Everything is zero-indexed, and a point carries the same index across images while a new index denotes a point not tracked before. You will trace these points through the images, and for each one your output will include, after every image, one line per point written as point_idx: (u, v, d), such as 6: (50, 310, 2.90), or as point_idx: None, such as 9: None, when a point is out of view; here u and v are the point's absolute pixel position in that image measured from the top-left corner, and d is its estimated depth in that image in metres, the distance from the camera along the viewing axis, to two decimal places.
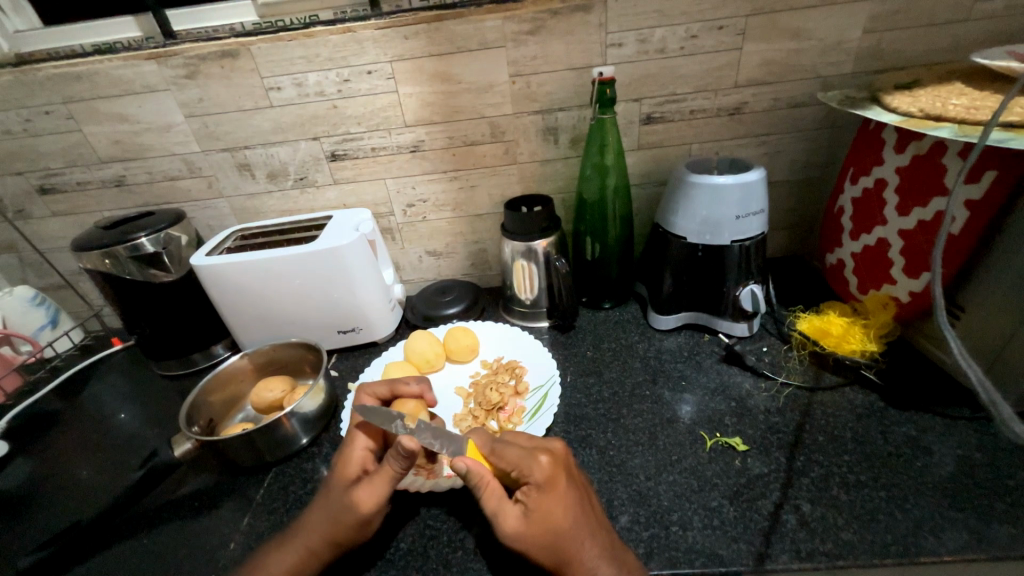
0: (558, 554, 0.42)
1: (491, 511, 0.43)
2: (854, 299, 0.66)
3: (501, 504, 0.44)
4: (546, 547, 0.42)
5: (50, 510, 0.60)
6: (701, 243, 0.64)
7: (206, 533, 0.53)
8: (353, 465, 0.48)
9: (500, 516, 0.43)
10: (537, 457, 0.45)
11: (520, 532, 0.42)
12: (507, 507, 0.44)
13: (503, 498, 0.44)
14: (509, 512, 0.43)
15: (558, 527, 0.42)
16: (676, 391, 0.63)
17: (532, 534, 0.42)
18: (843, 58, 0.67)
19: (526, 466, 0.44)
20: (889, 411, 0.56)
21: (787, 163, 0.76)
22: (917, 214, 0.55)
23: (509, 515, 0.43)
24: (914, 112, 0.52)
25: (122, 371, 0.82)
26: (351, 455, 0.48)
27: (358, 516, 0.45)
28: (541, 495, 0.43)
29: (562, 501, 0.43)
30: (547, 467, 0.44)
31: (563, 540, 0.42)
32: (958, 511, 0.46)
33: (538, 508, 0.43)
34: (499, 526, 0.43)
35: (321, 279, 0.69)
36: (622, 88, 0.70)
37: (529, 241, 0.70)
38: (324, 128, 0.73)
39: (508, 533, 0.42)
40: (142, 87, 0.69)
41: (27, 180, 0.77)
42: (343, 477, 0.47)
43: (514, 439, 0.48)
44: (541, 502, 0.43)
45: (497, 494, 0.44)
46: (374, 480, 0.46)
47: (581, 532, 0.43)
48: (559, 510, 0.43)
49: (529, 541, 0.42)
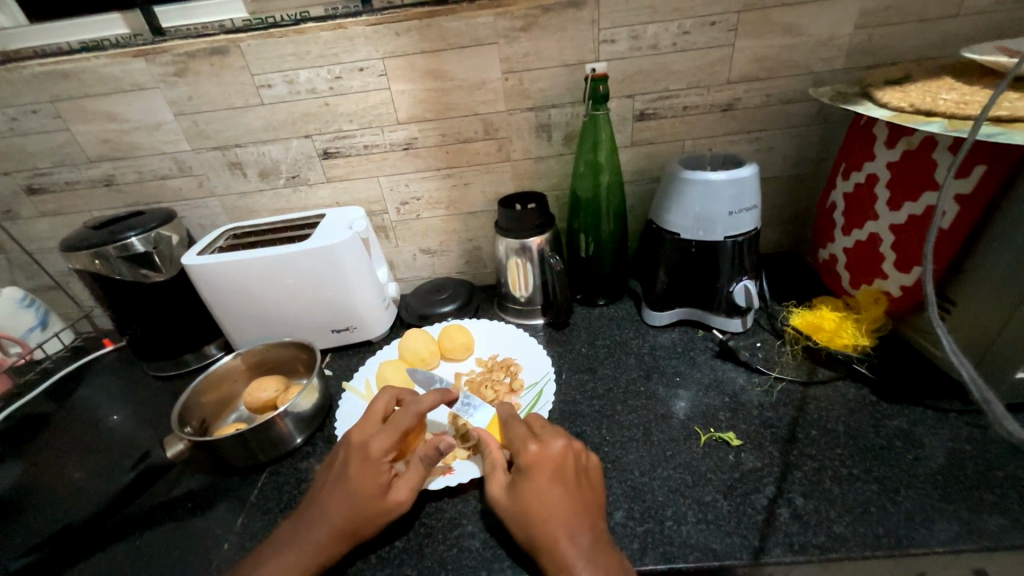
0: (531, 534, 0.43)
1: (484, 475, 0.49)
2: (847, 294, 0.66)
3: (492, 472, 0.49)
4: (520, 523, 0.44)
5: (40, 513, 0.60)
6: (694, 239, 0.64)
7: (199, 534, 0.53)
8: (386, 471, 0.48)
9: (489, 481, 0.48)
10: (531, 442, 0.49)
11: (501, 501, 0.46)
12: (496, 476, 0.48)
13: (497, 469, 0.49)
14: (496, 480, 0.48)
15: (534, 508, 0.44)
16: (671, 387, 0.63)
17: (510, 506, 0.45)
18: (835, 54, 0.67)
19: (520, 445, 0.49)
20: (881, 404, 0.57)
21: (779, 159, 0.77)
22: (908, 209, 0.55)
23: (497, 483, 0.48)
24: (905, 107, 0.52)
25: (114, 372, 0.81)
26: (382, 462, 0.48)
27: (393, 513, 0.47)
28: (525, 474, 0.46)
29: (545, 485, 0.45)
30: (536, 450, 0.48)
31: (536, 522, 0.44)
32: (948, 502, 0.46)
33: (518, 483, 0.46)
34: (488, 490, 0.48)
35: (314, 279, 0.69)
36: (615, 85, 0.70)
37: (523, 238, 0.70)
38: (316, 126, 0.72)
39: (491, 497, 0.47)
40: (130, 85, 0.68)
41: (14, 180, 0.76)
42: (377, 481, 0.47)
43: (528, 423, 0.53)
44: (524, 479, 0.46)
45: (494, 464, 0.49)
46: (410, 478, 0.49)
47: (560, 524, 0.43)
48: (540, 492, 0.45)
49: (505, 511, 0.46)
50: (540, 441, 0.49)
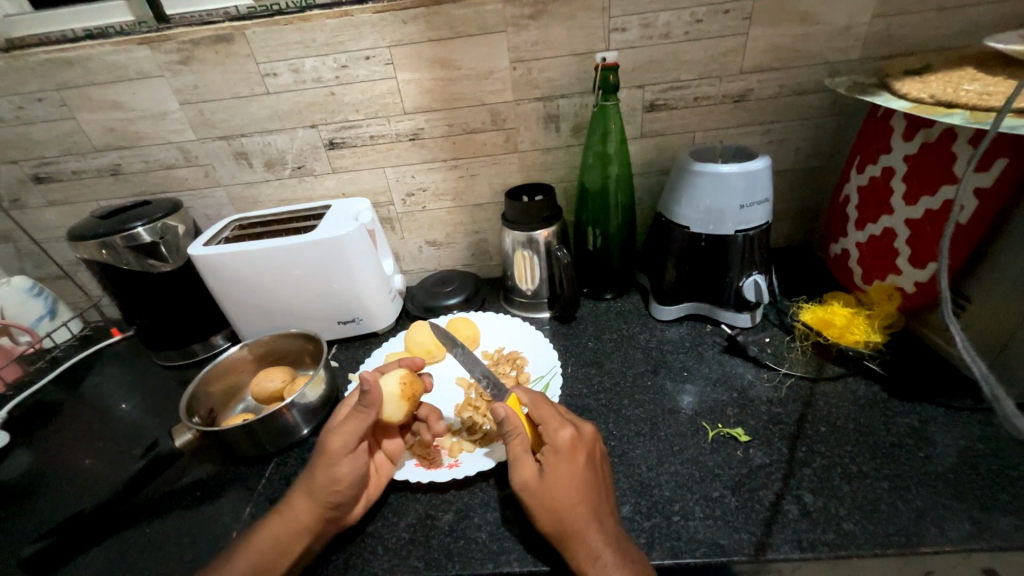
0: (562, 522, 0.43)
1: (512, 457, 0.46)
2: (859, 290, 0.65)
3: (523, 456, 0.46)
4: (549, 510, 0.44)
5: (52, 500, 0.61)
6: (704, 233, 0.63)
7: (208, 522, 0.53)
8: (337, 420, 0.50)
9: (519, 465, 0.46)
10: (566, 425, 0.48)
11: (532, 486, 0.45)
12: (527, 460, 0.46)
13: (526, 452, 0.47)
14: (527, 465, 0.46)
15: (570, 496, 0.44)
16: (678, 381, 0.63)
17: (544, 493, 0.44)
18: (851, 44, 0.66)
19: (554, 428, 0.48)
20: (893, 402, 0.56)
21: (792, 152, 0.75)
22: (925, 203, 0.54)
23: (527, 468, 0.46)
24: (925, 98, 0.51)
25: (123, 362, 0.82)
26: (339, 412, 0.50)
27: (330, 461, 0.46)
28: (560, 460, 0.46)
29: (578, 471, 0.45)
30: (571, 437, 0.47)
31: (569, 511, 0.43)
32: (960, 502, 0.46)
33: (553, 469, 0.45)
34: (513, 473, 0.46)
35: (320, 270, 0.68)
36: (625, 75, 0.69)
37: (531, 231, 0.69)
38: (322, 115, 0.71)
39: (519, 482, 0.45)
40: (135, 73, 0.67)
41: (21, 169, 0.76)
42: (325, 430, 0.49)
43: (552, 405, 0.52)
44: (558, 465, 0.45)
45: (524, 446, 0.47)
46: (345, 425, 0.47)
47: (590, 514, 0.43)
48: (574, 480, 0.45)
49: (535, 498, 0.44)
50: (572, 426, 0.49)
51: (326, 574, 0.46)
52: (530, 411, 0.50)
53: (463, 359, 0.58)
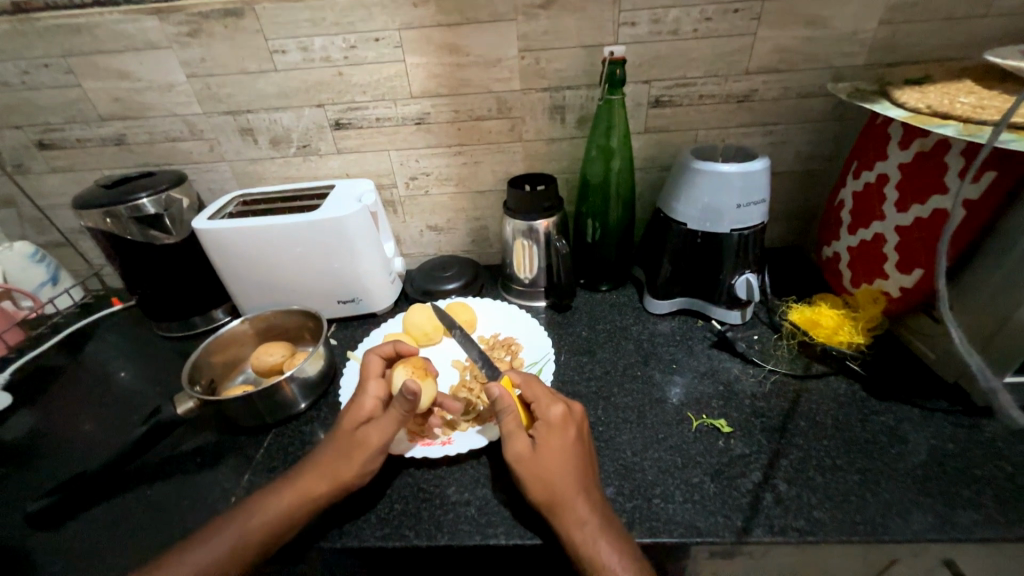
0: (551, 490, 0.45)
1: (506, 431, 0.49)
2: (847, 292, 0.67)
3: (516, 430, 0.49)
4: (540, 479, 0.46)
5: (54, 460, 0.62)
6: (700, 230, 0.65)
7: (207, 487, 0.55)
8: (365, 408, 0.53)
9: (512, 439, 0.48)
10: (557, 403, 0.52)
11: (525, 458, 0.47)
12: (520, 435, 0.49)
13: (519, 427, 0.49)
14: (520, 438, 0.48)
15: (561, 466, 0.47)
16: (667, 373, 0.65)
17: (537, 464, 0.47)
18: (857, 49, 0.66)
19: (546, 404, 0.51)
20: (870, 401, 0.58)
21: (792, 154, 0.76)
22: (915, 211, 0.56)
23: (520, 442, 0.48)
24: (922, 108, 0.52)
25: (124, 331, 0.83)
26: (364, 401, 0.53)
27: (367, 450, 0.50)
28: (551, 434, 0.49)
29: (569, 444, 0.49)
30: (562, 413, 0.51)
31: (559, 479, 0.46)
32: (925, 496, 0.48)
33: (546, 442, 0.48)
34: (507, 446, 0.48)
35: (322, 249, 0.69)
36: (632, 69, 0.69)
37: (531, 220, 0.70)
38: (329, 95, 0.72)
39: (513, 453, 0.48)
40: (143, 43, 0.67)
41: (25, 134, 0.76)
42: (354, 418, 0.52)
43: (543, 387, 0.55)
44: (550, 438, 0.48)
45: (517, 422, 0.50)
46: (384, 419, 0.51)
47: (579, 483, 0.46)
48: (564, 451, 0.48)
49: (528, 467, 0.47)
50: (562, 403, 0.52)
51: (321, 538, 0.48)
52: (522, 390, 0.53)
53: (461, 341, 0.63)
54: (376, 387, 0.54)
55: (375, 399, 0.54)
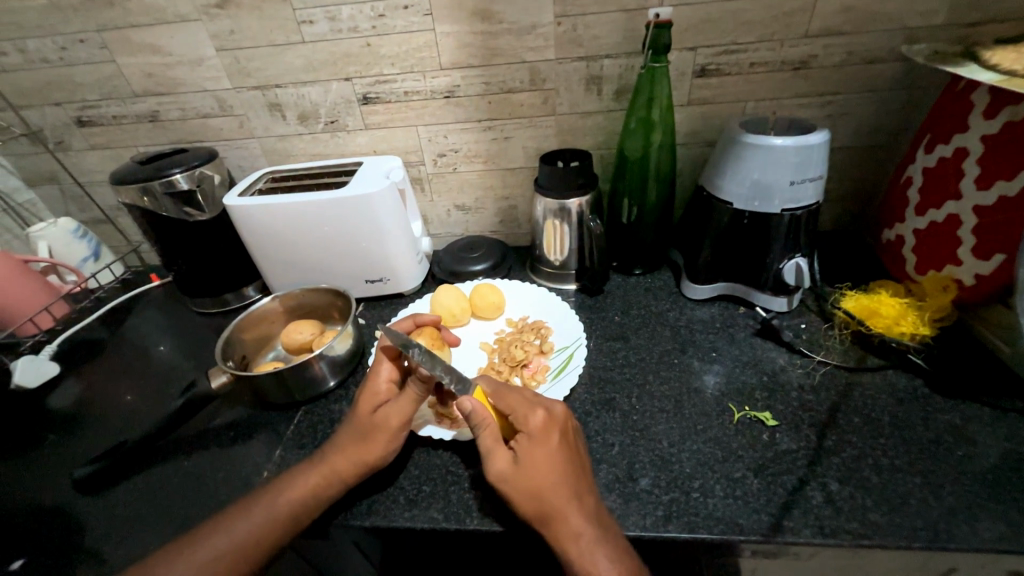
0: (540, 505, 0.42)
1: (484, 449, 0.45)
2: (909, 279, 0.62)
3: (494, 446, 0.45)
4: (527, 495, 0.43)
5: (99, 429, 0.65)
6: (748, 210, 0.60)
7: (240, 461, 0.56)
8: (381, 393, 0.52)
9: (492, 456, 0.45)
10: (536, 409, 0.47)
11: (508, 475, 0.44)
12: (499, 450, 0.45)
13: (498, 441, 0.46)
14: (501, 454, 0.45)
15: (547, 479, 0.43)
16: (705, 361, 0.61)
17: (520, 481, 0.43)
18: (936, 7, 0.59)
19: (524, 413, 0.47)
20: (933, 397, 0.54)
21: (851, 127, 0.70)
22: (999, 189, 0.50)
23: (500, 458, 0.44)
24: (1018, 70, 0.46)
25: (162, 306, 0.85)
26: (378, 386, 0.52)
27: (388, 433, 0.50)
28: (534, 445, 0.45)
29: (553, 453, 0.45)
30: (543, 419, 0.47)
31: (547, 493, 0.42)
32: (997, 503, 0.44)
33: (528, 455, 0.44)
34: (487, 465, 0.45)
35: (350, 227, 0.68)
36: (677, 35, 0.64)
37: (563, 198, 0.67)
38: (357, 68, 0.70)
39: (494, 472, 0.44)
40: (174, 16, 0.66)
41: (65, 111, 0.77)
42: (372, 403, 0.51)
43: (519, 390, 0.50)
44: (532, 450, 0.45)
45: (496, 435, 0.46)
46: (401, 401, 0.51)
47: (570, 494, 0.43)
48: (549, 463, 0.44)
49: (512, 484, 0.43)
50: (543, 407, 0.48)
51: (350, 515, 0.48)
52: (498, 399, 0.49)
53: (421, 360, 0.50)
54: (390, 371, 0.53)
55: (389, 381, 0.53)
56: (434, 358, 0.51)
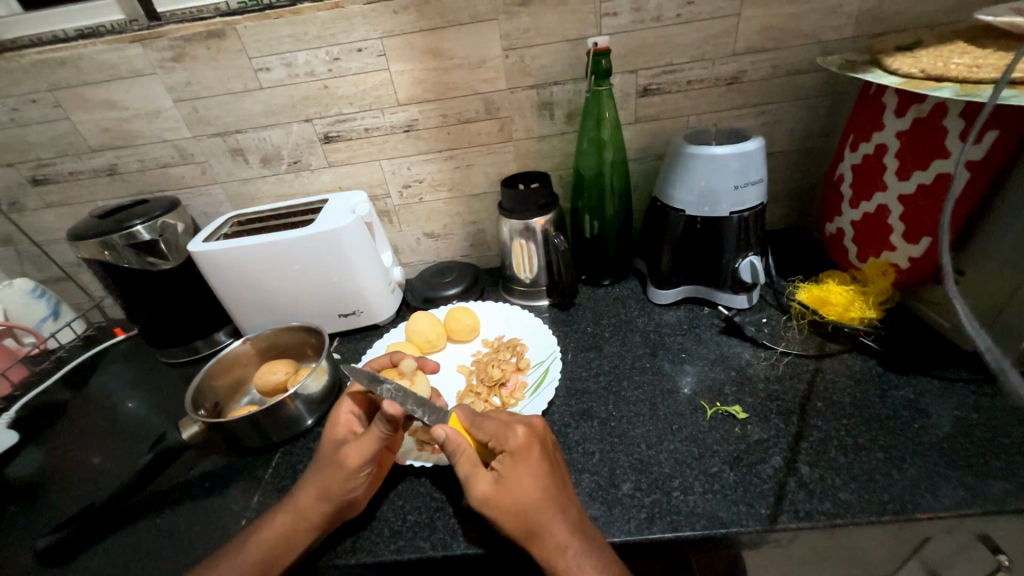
0: (527, 522, 0.42)
1: (464, 475, 0.44)
2: (854, 268, 0.66)
3: (474, 469, 0.45)
4: (513, 514, 0.43)
5: (63, 496, 0.62)
6: (699, 215, 0.64)
7: (218, 511, 0.54)
8: (342, 428, 0.51)
9: (473, 481, 0.44)
10: (515, 426, 0.47)
11: (492, 497, 0.43)
12: (480, 473, 0.44)
13: (476, 465, 0.45)
14: (481, 477, 0.44)
15: (531, 494, 0.43)
16: (677, 363, 0.63)
17: (504, 500, 0.43)
18: (843, 22, 0.65)
19: (503, 434, 0.46)
20: (888, 375, 0.57)
21: (786, 133, 0.75)
22: (917, 178, 0.54)
23: (482, 480, 0.44)
24: (915, 73, 0.51)
25: (129, 360, 0.83)
26: (339, 419, 0.52)
27: (345, 472, 0.47)
28: (515, 462, 0.45)
29: (536, 468, 0.45)
30: (524, 433, 0.46)
31: (533, 509, 0.43)
32: (954, 469, 0.46)
33: (510, 474, 0.44)
34: (470, 491, 0.44)
35: (321, 263, 0.69)
36: (618, 60, 0.69)
37: (527, 219, 0.69)
38: (316, 109, 0.72)
39: (477, 496, 0.43)
40: (128, 71, 0.67)
41: (18, 172, 0.76)
42: (335, 438, 0.50)
43: (494, 414, 0.50)
44: (514, 468, 0.44)
45: (473, 460, 0.45)
46: (361, 440, 0.48)
47: (555, 507, 0.43)
48: (531, 479, 0.44)
49: (496, 507, 0.43)
50: (523, 422, 0.48)
51: (337, 559, 0.47)
52: (473, 426, 0.48)
53: (393, 397, 0.50)
54: (354, 405, 0.53)
55: (350, 414, 0.52)
56: (404, 394, 0.51)
